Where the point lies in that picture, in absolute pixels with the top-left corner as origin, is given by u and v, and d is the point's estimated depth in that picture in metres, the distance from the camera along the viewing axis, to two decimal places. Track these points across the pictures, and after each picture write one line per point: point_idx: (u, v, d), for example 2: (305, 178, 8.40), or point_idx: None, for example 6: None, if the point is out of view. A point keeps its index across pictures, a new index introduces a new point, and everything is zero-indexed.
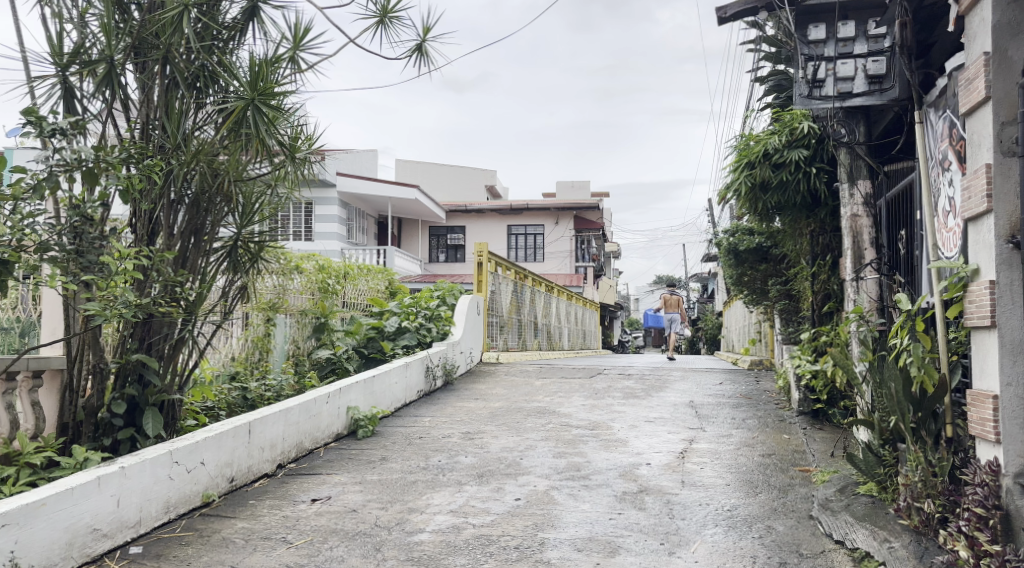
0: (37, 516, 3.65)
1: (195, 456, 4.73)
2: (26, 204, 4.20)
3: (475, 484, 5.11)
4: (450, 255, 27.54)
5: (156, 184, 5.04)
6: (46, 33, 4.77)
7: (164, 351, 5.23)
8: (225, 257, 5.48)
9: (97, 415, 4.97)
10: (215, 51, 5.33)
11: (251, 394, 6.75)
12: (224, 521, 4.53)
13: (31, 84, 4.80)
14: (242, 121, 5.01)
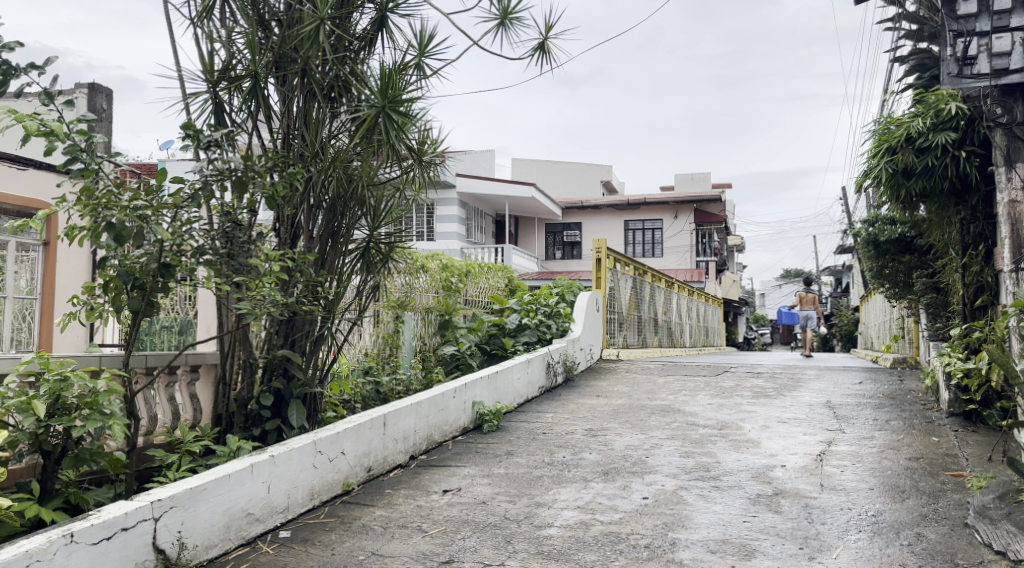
0: (200, 499, 3.93)
1: (336, 446, 4.97)
2: (185, 212, 4.54)
3: (601, 482, 5.10)
4: (567, 252, 27.62)
5: (297, 191, 5.31)
6: (198, 52, 5.13)
7: (306, 346, 5.51)
8: (359, 258, 5.71)
9: (248, 406, 5.32)
10: (348, 62, 5.56)
11: (383, 388, 7.02)
12: (363, 509, 4.73)
13: (186, 101, 5.18)
14: (374, 128, 5.19)
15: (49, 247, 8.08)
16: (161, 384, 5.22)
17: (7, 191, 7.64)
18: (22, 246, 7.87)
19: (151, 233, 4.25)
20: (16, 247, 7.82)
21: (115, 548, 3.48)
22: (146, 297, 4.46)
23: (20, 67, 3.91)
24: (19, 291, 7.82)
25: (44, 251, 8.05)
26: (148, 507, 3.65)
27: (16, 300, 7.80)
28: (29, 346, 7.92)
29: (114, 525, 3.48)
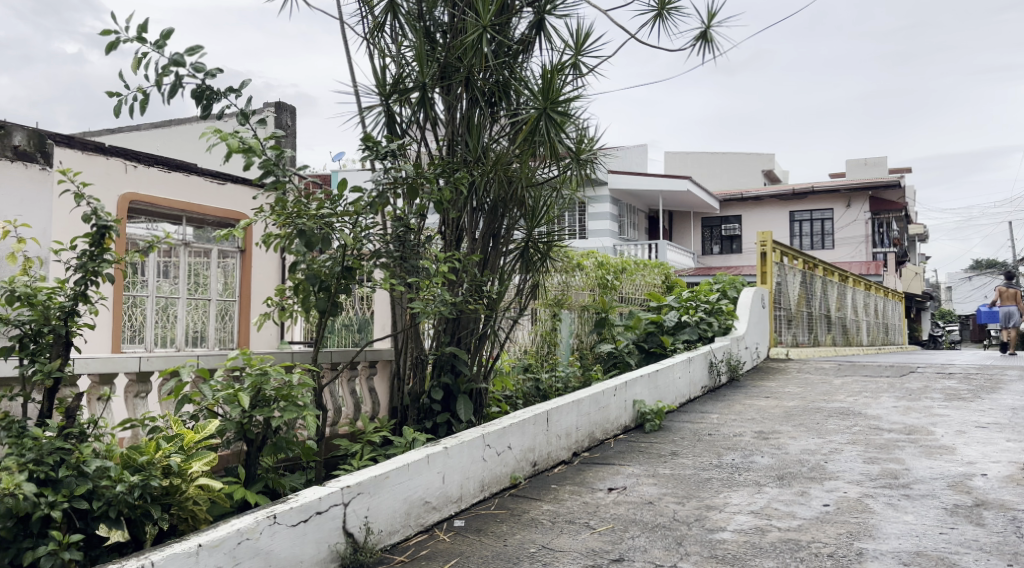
0: (384, 486, 4.17)
1: (503, 440, 5.10)
2: (364, 218, 4.80)
3: (775, 486, 4.93)
4: (725, 246, 26.77)
5: (462, 194, 5.49)
6: (372, 67, 5.42)
7: (472, 344, 5.69)
8: (519, 257, 5.82)
9: (420, 400, 5.57)
10: (509, 67, 5.68)
11: (542, 385, 7.13)
12: (531, 502, 4.82)
13: (362, 114, 5.49)
14: (536, 130, 5.29)
15: (246, 253, 8.81)
16: (343, 379, 5.56)
17: (210, 202, 8.40)
18: (222, 253, 8.64)
19: (335, 238, 4.54)
20: (218, 254, 8.58)
21: (311, 530, 3.75)
22: (331, 297, 4.76)
23: (220, 91, 4.30)
24: (220, 294, 8.59)
25: (241, 257, 8.79)
26: (339, 493, 3.90)
27: (219, 301, 8.57)
28: (229, 343, 8.68)
29: (310, 509, 3.76)
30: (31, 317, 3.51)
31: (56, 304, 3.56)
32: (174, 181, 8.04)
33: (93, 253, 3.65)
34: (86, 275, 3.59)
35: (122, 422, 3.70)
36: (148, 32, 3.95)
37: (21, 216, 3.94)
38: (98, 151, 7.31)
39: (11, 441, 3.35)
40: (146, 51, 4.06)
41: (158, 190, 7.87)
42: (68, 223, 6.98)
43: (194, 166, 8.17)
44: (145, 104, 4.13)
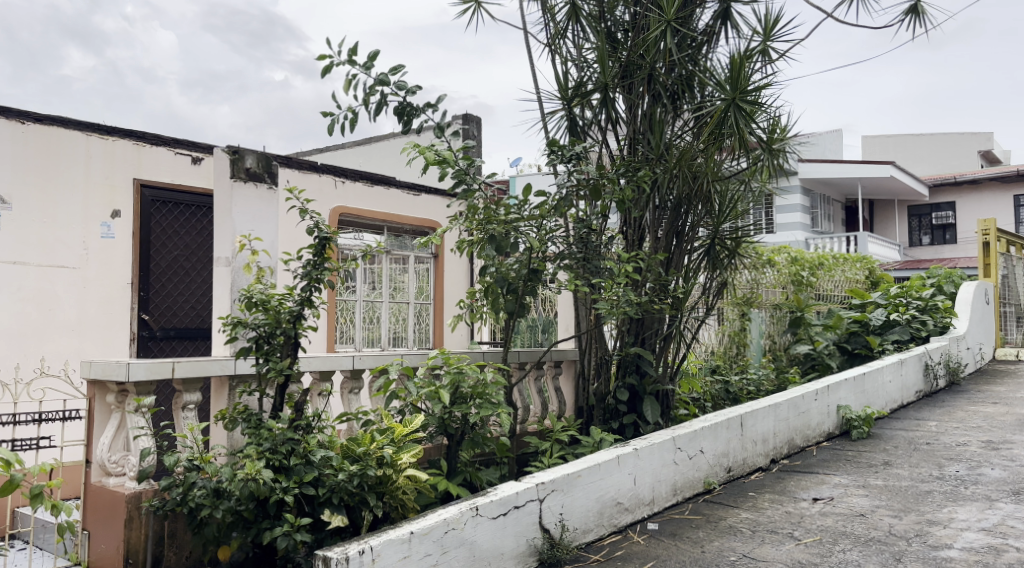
0: (576, 485, 4.20)
1: (695, 444, 4.99)
2: (549, 221, 4.89)
3: (1009, 502, 4.47)
4: (936, 237, 24.70)
5: (644, 192, 5.40)
6: (554, 73, 5.51)
7: (657, 344, 5.61)
8: (704, 255, 5.67)
9: (606, 400, 5.55)
10: (693, 60, 5.56)
11: (733, 388, 6.89)
12: (728, 509, 4.68)
13: (545, 118, 5.59)
14: (723, 122, 5.13)
15: (439, 259, 9.18)
16: (531, 378, 5.67)
17: (407, 212, 8.87)
18: (418, 259, 9.07)
19: (522, 242, 4.64)
20: (415, 260, 9.04)
21: (511, 523, 3.86)
22: (518, 299, 4.86)
23: (419, 107, 4.54)
24: (417, 296, 9.05)
25: (435, 262, 9.19)
26: (534, 488, 3.99)
27: (417, 304, 9.04)
28: (426, 343, 9.14)
29: (509, 503, 3.86)
30: (266, 320, 3.90)
31: (286, 308, 3.93)
32: (375, 195, 8.56)
33: (317, 262, 4.00)
34: (310, 283, 3.96)
35: (340, 416, 4.03)
36: (357, 54, 4.26)
37: (254, 231, 4.40)
38: (312, 169, 7.93)
39: (251, 431, 3.73)
40: (355, 73, 4.38)
41: (362, 203, 8.42)
42: (291, 234, 7.62)
43: (393, 180, 8.68)
44: (354, 123, 4.45)
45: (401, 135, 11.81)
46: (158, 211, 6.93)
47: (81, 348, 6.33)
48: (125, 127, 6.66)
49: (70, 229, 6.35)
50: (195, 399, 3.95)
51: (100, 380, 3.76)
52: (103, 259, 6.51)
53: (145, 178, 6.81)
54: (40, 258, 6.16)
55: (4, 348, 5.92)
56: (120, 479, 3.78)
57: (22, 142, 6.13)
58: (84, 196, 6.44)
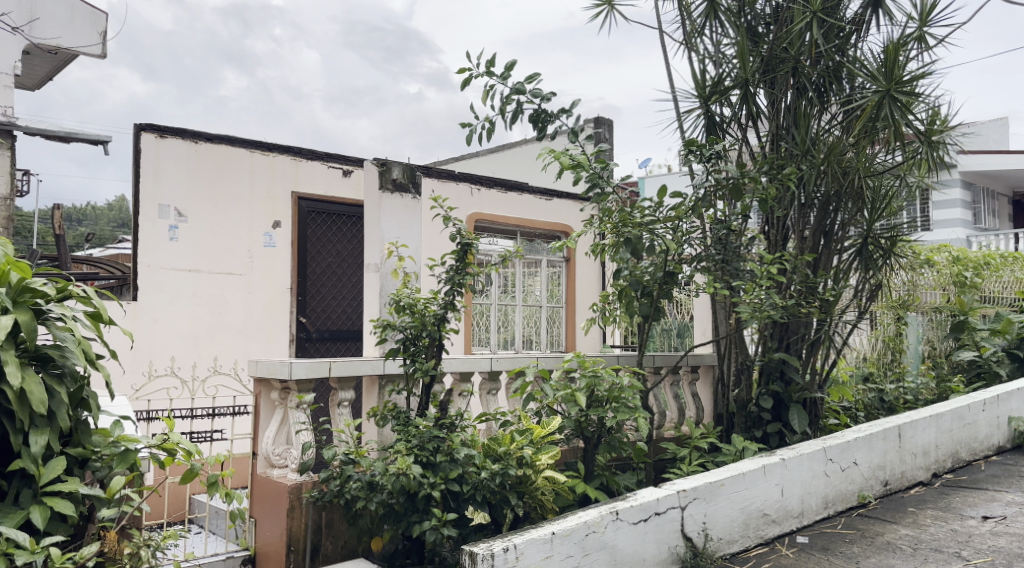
0: (719, 494, 4.10)
1: (848, 455, 4.75)
2: (686, 222, 4.75)
3: None
4: None
5: (789, 191, 5.19)
6: (691, 71, 5.39)
7: (803, 350, 5.38)
8: (856, 255, 5.42)
9: (748, 407, 5.31)
10: (841, 51, 5.31)
11: (888, 396, 6.50)
12: (885, 525, 4.43)
13: (681, 118, 5.49)
14: (877, 114, 4.86)
15: (570, 263, 9.22)
16: (667, 383, 5.57)
17: (539, 216, 8.97)
18: (550, 262, 9.16)
19: (661, 245, 4.57)
20: (547, 264, 9.11)
21: (652, 529, 3.82)
22: (653, 302, 4.78)
23: (554, 113, 4.58)
24: (549, 300, 9.12)
25: (566, 266, 9.22)
26: (676, 496, 3.93)
27: (549, 307, 9.11)
28: (559, 346, 9.18)
29: (649, 509, 3.82)
30: (412, 323, 4.05)
31: (431, 311, 4.07)
32: (510, 200, 8.70)
33: (459, 267, 4.11)
34: (453, 287, 4.08)
35: (481, 415, 4.10)
36: (495, 65, 4.35)
37: (401, 238, 4.58)
38: (450, 178, 8.17)
39: (400, 428, 3.89)
40: (493, 84, 4.47)
41: (496, 209, 8.57)
42: (433, 240, 7.87)
43: (526, 186, 8.78)
44: (491, 132, 4.54)
45: (534, 141, 11.92)
46: (313, 221, 7.34)
47: (246, 348, 6.81)
48: (283, 143, 7.11)
49: (236, 239, 6.83)
50: (350, 397, 4.16)
51: (265, 378, 4.05)
52: (265, 267, 6.96)
53: (301, 191, 7.23)
54: (211, 267, 6.67)
55: (181, 349, 6.44)
56: (283, 470, 4.04)
57: (195, 160, 6.65)
58: (249, 209, 6.92)
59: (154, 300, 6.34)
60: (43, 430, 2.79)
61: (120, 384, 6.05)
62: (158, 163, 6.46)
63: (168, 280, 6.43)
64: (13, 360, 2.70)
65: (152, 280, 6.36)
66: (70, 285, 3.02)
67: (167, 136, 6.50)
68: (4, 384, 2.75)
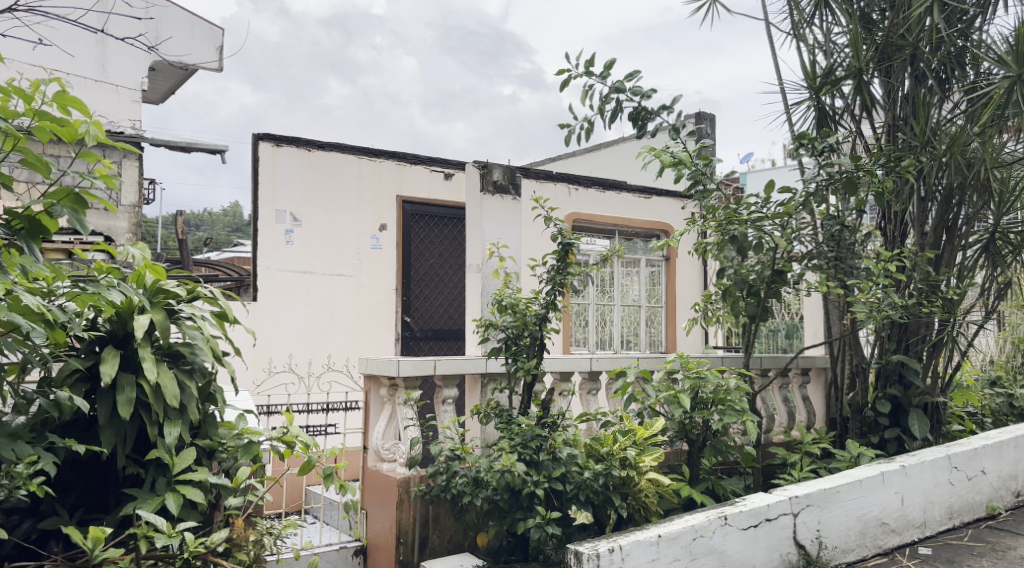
0: (834, 501, 3.96)
1: (976, 464, 4.51)
2: (796, 219, 4.58)
3: None
4: None
5: (907, 184, 4.94)
6: (800, 62, 5.21)
7: (923, 352, 5.11)
8: (982, 251, 5.17)
9: (863, 412, 5.14)
10: (964, 35, 5.02)
11: (1019, 401, 6.10)
12: (1017, 538, 4.17)
13: (790, 111, 5.32)
14: (1007, 100, 4.56)
15: (671, 261, 9.08)
16: (775, 386, 5.40)
17: (638, 215, 8.88)
18: (649, 262, 9.05)
19: (770, 243, 4.43)
20: (647, 263, 9.00)
21: (762, 535, 3.72)
22: (760, 302, 4.64)
23: (655, 110, 4.52)
24: (649, 299, 9.01)
25: (667, 264, 9.08)
26: (787, 502, 3.81)
27: (649, 307, 9.00)
28: (659, 347, 9.06)
29: (759, 515, 3.72)
30: (514, 322, 4.09)
31: (532, 311, 4.09)
32: (609, 199, 8.65)
33: (560, 267, 4.12)
34: (554, 287, 4.08)
35: (582, 415, 4.08)
36: (595, 65, 4.34)
37: (502, 238, 4.63)
38: (548, 178, 8.19)
39: (503, 425, 3.94)
40: (592, 83, 4.46)
41: (594, 209, 8.53)
42: (534, 240, 7.92)
43: (624, 184, 8.71)
44: (590, 132, 4.53)
45: (634, 139, 11.79)
46: (417, 223, 7.51)
47: (356, 346, 7.03)
48: (388, 148, 7.30)
49: (346, 242, 7.07)
50: (454, 394, 4.23)
51: (375, 375, 4.18)
52: (373, 268, 7.17)
53: (406, 194, 7.40)
54: (323, 268, 6.93)
55: (296, 346, 6.73)
56: (393, 464, 4.14)
57: (308, 167, 6.92)
58: (357, 212, 7.14)
59: (273, 300, 6.65)
60: (175, 422, 2.96)
61: (243, 379, 6.38)
62: (275, 170, 6.76)
63: (284, 281, 6.72)
64: (149, 357, 2.89)
65: (270, 281, 6.67)
66: (198, 287, 3.20)
67: (283, 145, 6.79)
68: (142, 379, 2.93)
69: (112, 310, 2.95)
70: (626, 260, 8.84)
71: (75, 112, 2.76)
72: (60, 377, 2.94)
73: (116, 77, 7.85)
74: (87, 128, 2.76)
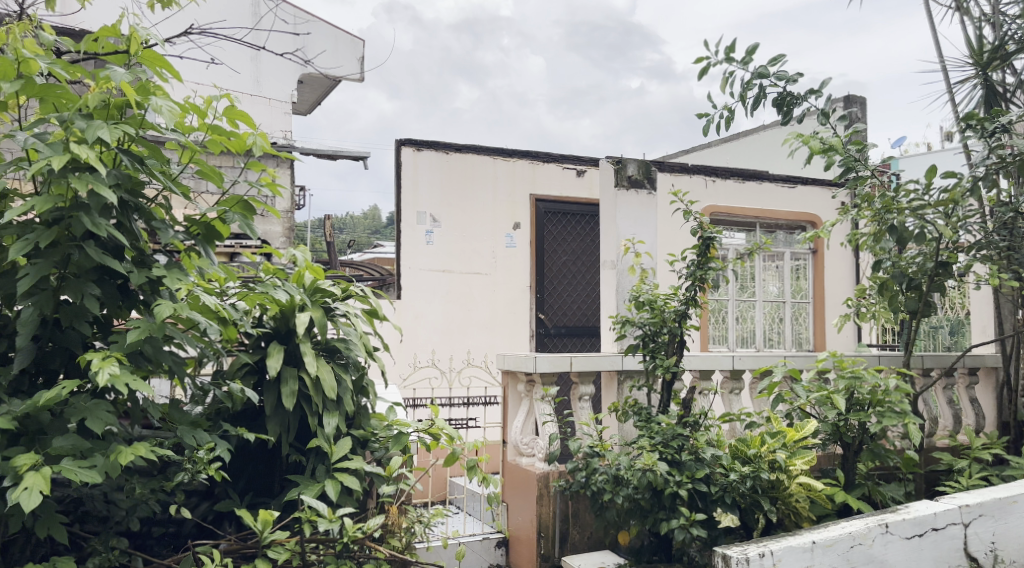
0: (1011, 512, 3.68)
1: None
2: (962, 206, 4.27)
3: None
4: None
5: None
6: (963, 37, 4.84)
7: None
8: None
9: None
10: None
11: None
12: None
13: (953, 91, 4.96)
14: None
15: (818, 255, 8.69)
16: (939, 387, 5.06)
17: (782, 206, 8.55)
18: (794, 255, 8.69)
19: (932, 233, 4.14)
20: (792, 256, 8.64)
21: (928, 546, 3.49)
22: (922, 296, 4.34)
23: (801, 95, 4.33)
24: (794, 295, 8.64)
25: (813, 257, 8.69)
26: (957, 511, 3.57)
27: (794, 303, 8.63)
28: (806, 345, 8.67)
29: (925, 524, 3.50)
30: (652, 319, 4.03)
31: (671, 307, 4.02)
32: (750, 190, 8.37)
33: (701, 262, 4.01)
34: (695, 281, 3.98)
35: (725, 415, 3.95)
36: (736, 51, 4.20)
37: (637, 234, 4.57)
38: (684, 170, 8.03)
39: (643, 424, 3.90)
40: (733, 70, 4.32)
41: (734, 201, 8.28)
42: (670, 235, 7.77)
43: (766, 174, 8.41)
44: (731, 120, 4.39)
45: (778, 127, 11.36)
46: (550, 221, 7.54)
47: (493, 342, 7.16)
48: (523, 148, 7.37)
49: (482, 241, 7.21)
50: (590, 391, 4.21)
51: (512, 370, 4.25)
52: (509, 266, 7.28)
53: (539, 193, 7.45)
54: (461, 266, 7.11)
55: (438, 342, 6.95)
56: (531, 459, 4.18)
57: (447, 170, 7.12)
58: (493, 212, 7.27)
59: (415, 298, 6.92)
60: (334, 413, 3.12)
61: (390, 373, 6.67)
62: (415, 173, 7.00)
63: (426, 279, 6.97)
64: (309, 351, 3.06)
65: (412, 280, 6.94)
66: (351, 286, 3.36)
67: (423, 149, 7.02)
68: (303, 371, 3.12)
69: (277, 309, 3.14)
70: (770, 254, 8.51)
71: (243, 125, 2.95)
72: (231, 370, 3.17)
73: (269, 90, 8.34)
74: (254, 140, 2.95)
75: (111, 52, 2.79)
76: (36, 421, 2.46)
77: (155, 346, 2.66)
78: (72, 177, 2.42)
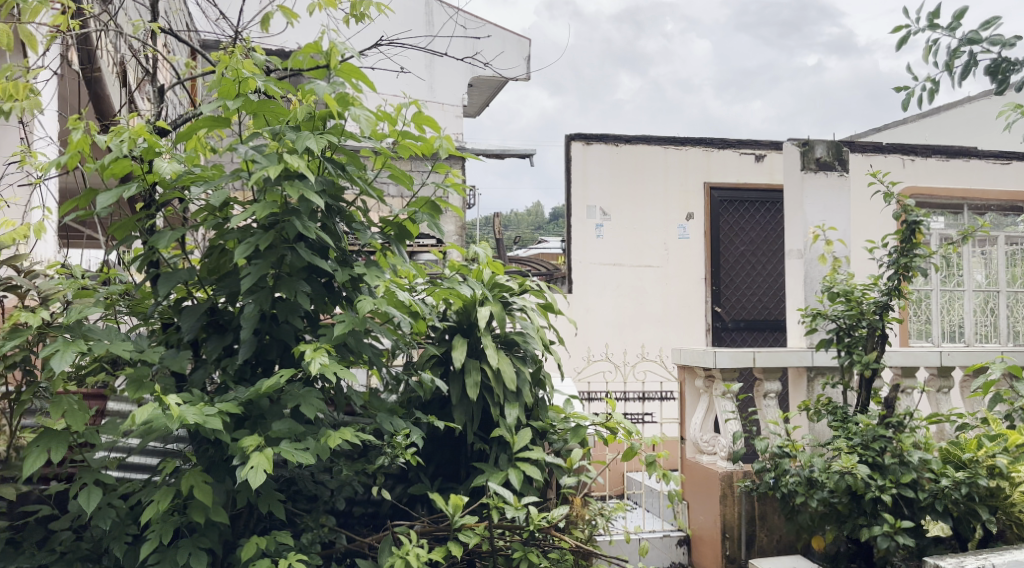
0: None
1: None
2: None
3: None
4: None
5: None
6: None
7: None
8: None
9: None
10: None
11: None
12: None
13: None
14: None
15: None
16: None
17: (993, 186, 7.79)
18: (1009, 239, 7.89)
19: None
20: (1005, 240, 7.86)
21: None
22: None
23: (1019, 60, 3.92)
24: (1009, 284, 7.83)
25: None
26: None
27: (1009, 293, 7.82)
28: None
29: None
30: (848, 312, 3.80)
31: (871, 299, 3.77)
32: (955, 169, 7.69)
33: (906, 248, 3.71)
34: (899, 271, 3.70)
35: (933, 416, 3.64)
36: (941, 16, 3.85)
37: (827, 220, 4.32)
38: (878, 150, 7.55)
39: (839, 425, 3.69)
40: (937, 38, 3.97)
41: (937, 181, 7.65)
42: (860, 221, 7.28)
43: (975, 150, 7.70)
44: (935, 93, 4.04)
45: (987, 96, 10.36)
46: (726, 210, 7.28)
47: (668, 336, 7.05)
48: (696, 135, 7.18)
49: (654, 233, 7.12)
50: (777, 388, 4.03)
51: (689, 365, 4.15)
52: (682, 257, 7.12)
53: (714, 181, 7.21)
54: (632, 259, 7.07)
55: (610, 336, 6.94)
56: (713, 457, 4.09)
57: (617, 162, 7.09)
58: (665, 203, 7.15)
59: (587, 292, 6.95)
60: (514, 404, 3.21)
61: (566, 367, 6.74)
62: (585, 167, 7.02)
63: (598, 273, 6.99)
64: (491, 344, 3.14)
65: (584, 273, 6.97)
66: (527, 280, 3.43)
67: (593, 143, 7.03)
68: (485, 363, 3.21)
69: (460, 303, 3.26)
70: (980, 238, 7.76)
71: (429, 129, 3.07)
72: (422, 360, 3.32)
73: (443, 95, 8.68)
74: (440, 142, 3.07)
75: (312, 67, 2.99)
76: (257, 408, 2.70)
77: (356, 338, 2.85)
78: (285, 185, 2.62)
